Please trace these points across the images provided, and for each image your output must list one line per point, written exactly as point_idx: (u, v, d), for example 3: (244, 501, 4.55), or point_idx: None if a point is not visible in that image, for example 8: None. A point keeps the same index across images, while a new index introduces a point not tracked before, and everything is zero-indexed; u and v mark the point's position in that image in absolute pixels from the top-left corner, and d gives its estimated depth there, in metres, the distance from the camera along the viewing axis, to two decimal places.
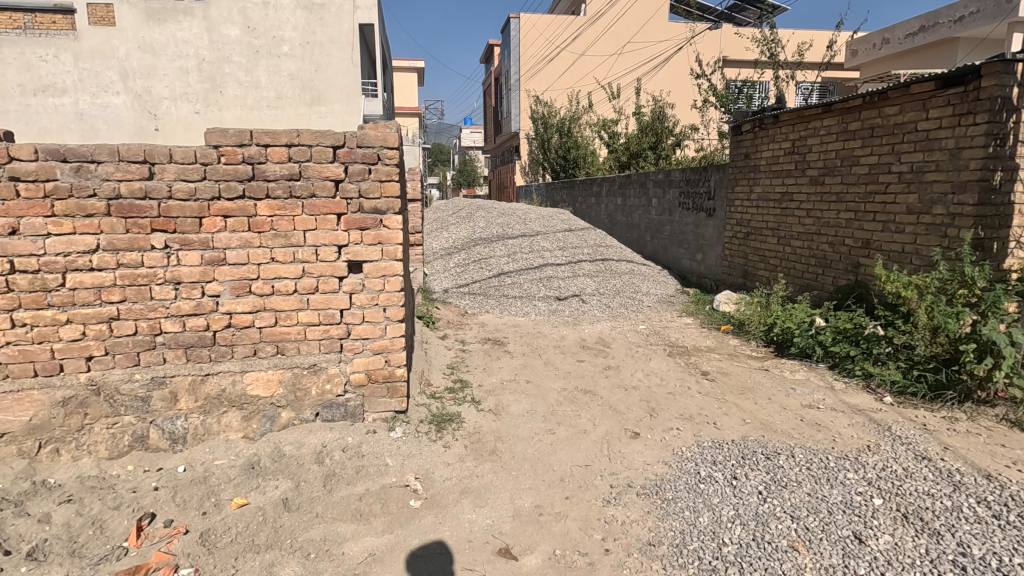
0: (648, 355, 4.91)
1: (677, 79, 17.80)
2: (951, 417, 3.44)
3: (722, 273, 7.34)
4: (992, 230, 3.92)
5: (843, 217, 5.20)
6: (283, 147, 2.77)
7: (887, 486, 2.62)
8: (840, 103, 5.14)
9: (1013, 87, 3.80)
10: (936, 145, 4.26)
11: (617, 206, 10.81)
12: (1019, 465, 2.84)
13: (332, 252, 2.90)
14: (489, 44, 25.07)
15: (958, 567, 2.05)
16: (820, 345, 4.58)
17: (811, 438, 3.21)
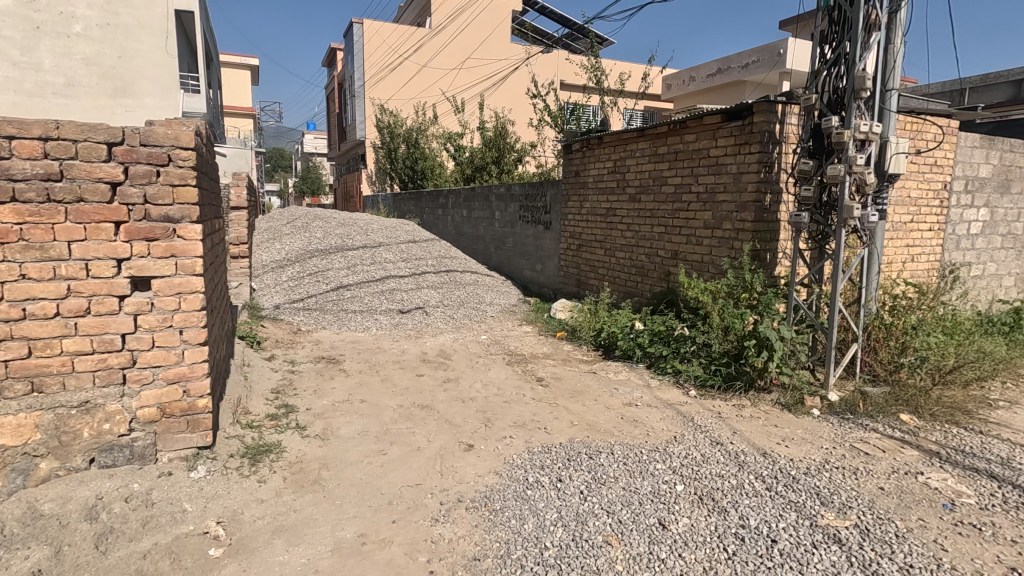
0: (487, 365, 4.98)
1: (516, 97, 18.74)
2: (739, 404, 3.98)
3: (558, 282, 7.77)
4: (766, 243, 4.65)
5: (656, 231, 5.81)
6: (36, 140, 2.29)
7: (687, 473, 2.93)
8: (651, 129, 5.76)
9: (775, 123, 4.56)
10: (723, 170, 4.94)
11: (462, 218, 10.94)
12: (786, 441, 3.37)
13: (109, 266, 2.46)
14: (330, 47, 23.98)
15: (738, 538, 2.34)
16: (639, 347, 5.03)
17: (629, 434, 3.48)
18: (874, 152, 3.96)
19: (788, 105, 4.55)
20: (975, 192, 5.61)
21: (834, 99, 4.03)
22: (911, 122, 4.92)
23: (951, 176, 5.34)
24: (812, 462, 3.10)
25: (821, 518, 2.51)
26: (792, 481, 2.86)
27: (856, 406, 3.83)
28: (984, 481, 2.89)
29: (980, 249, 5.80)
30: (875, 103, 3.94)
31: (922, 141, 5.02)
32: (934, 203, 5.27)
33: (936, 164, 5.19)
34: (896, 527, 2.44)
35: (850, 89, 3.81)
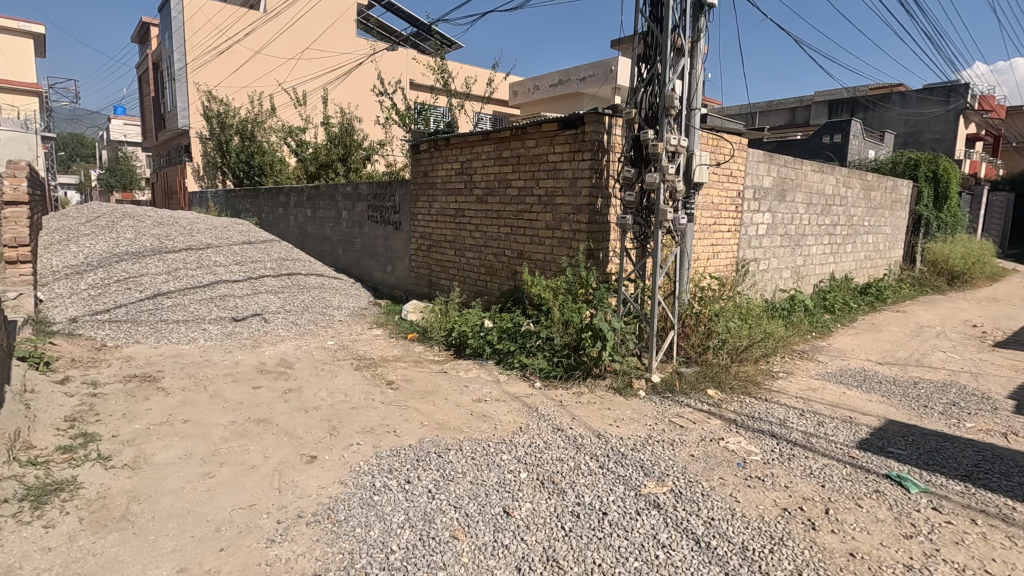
0: (333, 372, 4.74)
1: (362, 93, 18.22)
2: (579, 392, 4.30)
3: (410, 283, 7.68)
4: (599, 243, 5.08)
5: (502, 231, 6.02)
6: None
7: (531, 460, 3.09)
8: (495, 133, 5.95)
9: (604, 133, 4.98)
10: (561, 175, 5.27)
11: (306, 218, 10.29)
12: (617, 422, 3.72)
13: None
14: (141, 22, 21.00)
15: (575, 515, 2.54)
16: (489, 344, 5.17)
17: (478, 429, 3.56)
18: (682, 163, 4.55)
19: (614, 118, 5.01)
20: (760, 200, 6.70)
21: (650, 115, 4.54)
22: (712, 138, 5.73)
23: (742, 186, 6.32)
24: (638, 438, 3.46)
25: (644, 487, 2.82)
26: (621, 457, 3.17)
27: (674, 385, 4.37)
28: (768, 440, 3.47)
29: (765, 247, 6.94)
30: (682, 120, 4.52)
31: (721, 155, 5.87)
32: (731, 208, 6.19)
33: (732, 174, 6.10)
34: (702, 487, 2.83)
35: (662, 106, 4.32)
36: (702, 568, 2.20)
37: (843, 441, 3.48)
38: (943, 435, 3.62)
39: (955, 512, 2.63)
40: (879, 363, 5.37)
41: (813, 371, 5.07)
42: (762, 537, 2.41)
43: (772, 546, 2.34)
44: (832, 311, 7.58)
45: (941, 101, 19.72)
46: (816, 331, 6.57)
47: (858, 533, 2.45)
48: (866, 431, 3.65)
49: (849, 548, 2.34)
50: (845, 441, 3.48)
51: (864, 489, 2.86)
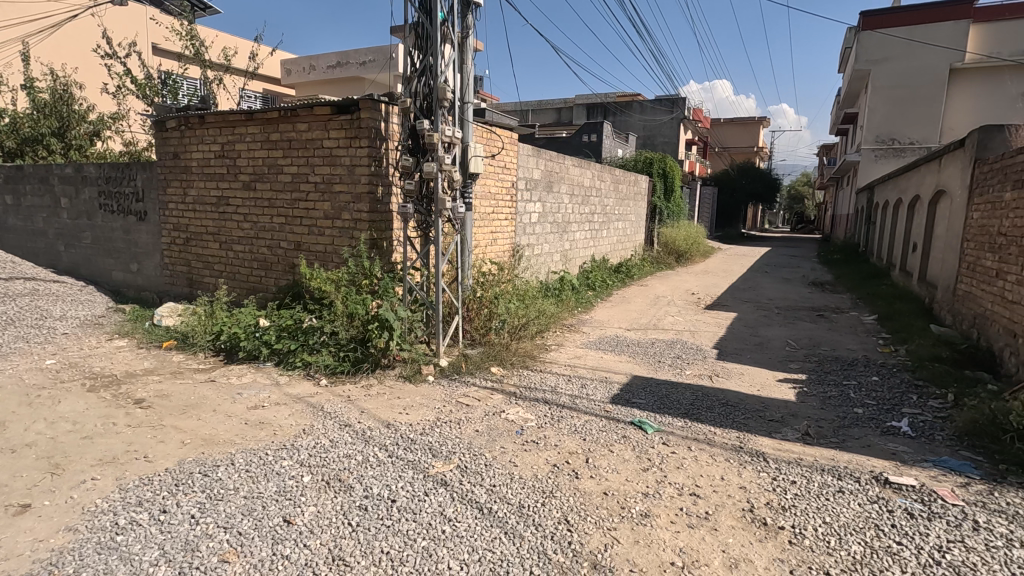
0: (55, 398, 3.83)
1: (82, 54, 14.57)
2: (368, 384, 4.23)
3: (164, 284, 6.58)
4: (382, 232, 5.00)
5: (276, 222, 5.53)
6: None
7: (315, 462, 2.95)
8: (260, 113, 5.41)
9: (381, 121, 4.88)
10: (338, 161, 5.03)
11: (3, 207, 8.03)
12: (406, 410, 3.75)
13: None
14: None
15: (362, 509, 2.51)
16: (265, 344, 4.72)
17: (253, 439, 3.25)
18: (457, 154, 4.74)
19: (390, 105, 4.94)
20: (531, 190, 7.36)
21: (424, 105, 4.61)
22: (486, 132, 6.06)
23: (515, 177, 6.85)
24: (426, 422, 3.55)
25: (432, 468, 2.91)
26: (410, 443, 3.22)
27: (460, 366, 4.59)
28: (542, 406, 3.87)
29: (537, 234, 7.66)
30: (455, 112, 4.69)
31: (494, 148, 6.26)
32: (506, 198, 6.67)
33: (505, 166, 6.55)
34: (485, 458, 3.05)
35: (436, 97, 4.43)
36: (485, 533, 2.36)
37: (601, 398, 4.06)
38: (671, 382, 4.48)
39: (677, 443, 3.29)
40: (628, 330, 6.38)
41: (578, 341, 5.80)
42: (536, 493, 2.69)
43: (543, 500, 2.63)
44: (593, 288, 8.74)
45: (667, 112, 23.99)
46: (581, 306, 7.51)
47: (609, 474, 2.90)
48: (617, 388, 4.31)
49: (603, 488, 2.75)
50: (602, 399, 4.06)
51: (615, 436, 3.39)
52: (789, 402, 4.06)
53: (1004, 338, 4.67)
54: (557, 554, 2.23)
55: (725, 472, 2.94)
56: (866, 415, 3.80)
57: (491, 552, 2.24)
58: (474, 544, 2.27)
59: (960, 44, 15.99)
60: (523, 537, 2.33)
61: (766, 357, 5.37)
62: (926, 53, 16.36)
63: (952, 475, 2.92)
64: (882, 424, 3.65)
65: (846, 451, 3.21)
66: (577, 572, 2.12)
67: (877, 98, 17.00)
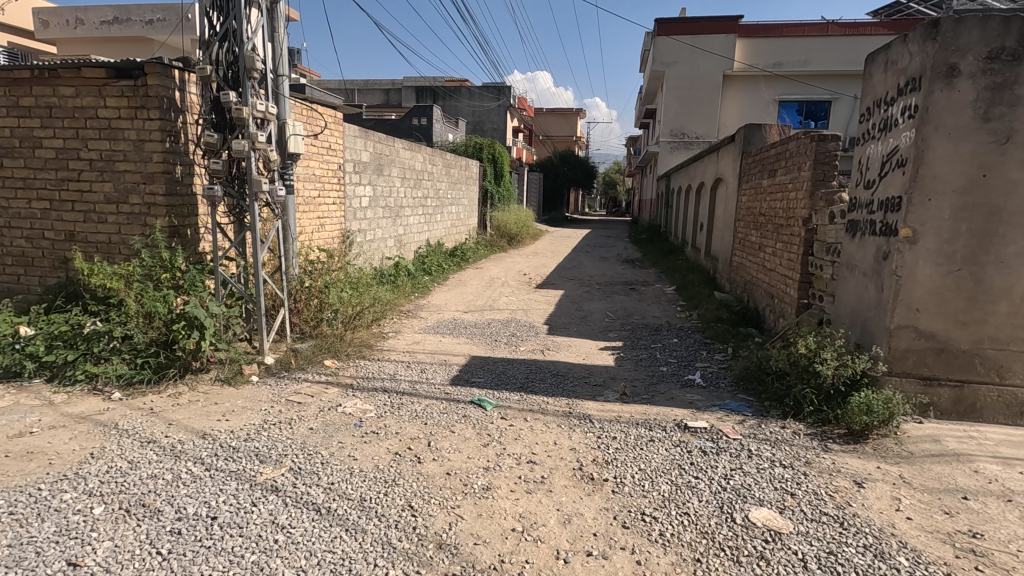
0: None
1: None
2: (176, 393, 3.70)
3: None
4: (184, 218, 4.36)
5: (36, 207, 4.51)
6: None
7: (109, 490, 2.50)
8: (3, 70, 4.33)
9: (174, 90, 4.23)
10: (119, 135, 4.24)
11: None
12: (227, 416, 3.37)
13: None
14: None
15: (174, 534, 2.20)
16: (31, 358, 3.85)
17: (17, 473, 2.64)
18: (273, 131, 4.33)
19: (186, 72, 4.30)
20: (360, 173, 7.03)
21: (229, 75, 4.11)
22: (306, 109, 5.61)
23: (342, 159, 6.48)
24: (251, 427, 3.23)
25: (260, 476, 2.66)
26: (232, 451, 2.90)
27: (289, 363, 4.26)
28: (380, 396, 3.77)
29: (368, 219, 7.37)
30: (268, 85, 4.27)
31: (315, 127, 5.83)
32: (333, 180, 6.28)
33: (330, 147, 6.16)
34: (321, 456, 2.88)
35: (242, 67, 3.97)
36: (324, 534, 2.24)
37: (440, 381, 4.08)
38: (508, 359, 4.68)
39: (514, 416, 3.46)
40: (465, 312, 6.50)
41: (416, 327, 5.74)
42: (378, 484, 2.62)
43: (386, 490, 2.57)
44: (430, 273, 8.71)
45: (494, 99, 24.66)
46: (418, 291, 7.46)
47: (451, 454, 2.94)
48: (456, 369, 4.37)
49: (445, 469, 2.78)
50: (442, 381, 4.09)
51: (456, 416, 3.44)
52: (609, 367, 4.52)
53: (766, 300, 5.72)
54: (402, 541, 2.20)
55: (557, 437, 3.17)
56: (670, 372, 4.39)
57: (332, 552, 2.13)
58: (312, 548, 2.14)
59: (728, 54, 18.98)
60: (365, 531, 2.26)
61: (589, 329, 5.88)
62: (704, 60, 19.14)
63: (733, 415, 3.52)
64: (682, 378, 4.25)
65: (655, 404, 3.68)
66: (423, 555, 2.12)
67: (670, 96, 19.42)
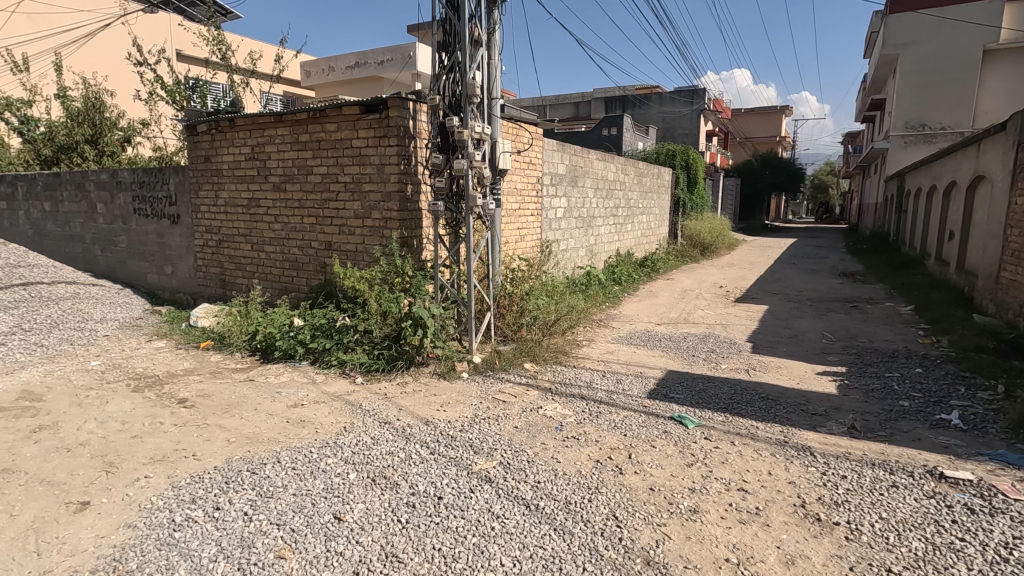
0: (103, 399, 3.94)
1: (113, 61, 14.75)
2: (402, 382, 4.26)
3: (197, 285, 6.78)
4: (412, 230, 5.01)
5: (306, 222, 5.59)
6: None
7: (359, 459, 2.98)
8: (289, 115, 5.46)
9: (409, 119, 4.89)
10: (367, 161, 5.05)
11: (42, 213, 8.26)
12: (444, 406, 3.77)
13: None
14: None
15: (410, 506, 2.52)
16: (300, 344, 4.77)
17: (295, 437, 3.30)
18: (487, 150, 4.73)
19: (418, 103, 4.95)
20: (557, 185, 7.32)
21: (453, 102, 4.61)
22: (512, 127, 6.04)
23: (541, 173, 6.81)
24: (465, 419, 3.55)
25: (475, 465, 2.92)
26: (451, 440, 3.23)
27: (494, 363, 4.59)
28: (578, 402, 3.86)
29: (563, 230, 7.62)
30: (484, 108, 4.68)
31: (520, 143, 6.23)
32: (532, 193, 6.63)
33: (531, 162, 6.53)
34: (528, 455, 3.04)
35: (465, 94, 4.42)
36: (535, 529, 2.35)
37: (638, 394, 4.02)
38: (708, 376, 4.42)
39: (719, 438, 3.24)
40: (658, 324, 6.33)
41: (609, 336, 5.75)
42: (582, 489, 2.68)
43: (590, 496, 2.61)
44: (620, 283, 8.68)
45: (687, 103, 23.61)
46: (609, 301, 7.49)
47: (654, 469, 2.87)
48: (653, 383, 4.27)
49: (648, 484, 2.72)
50: (639, 394, 4.02)
51: (656, 431, 3.35)
52: (830, 395, 3.98)
53: None
54: (608, 550, 2.21)
55: (772, 466, 2.89)
56: (914, 409, 3.69)
57: (543, 548, 2.23)
58: (525, 541, 2.27)
59: (991, 23, 15.48)
60: (573, 534, 2.32)
61: (801, 350, 5.26)
62: (955, 32, 15.80)
63: (1011, 470, 2.82)
64: (931, 417, 3.55)
65: (896, 445, 3.13)
66: (630, 568, 2.11)
67: (906, 82, 16.55)
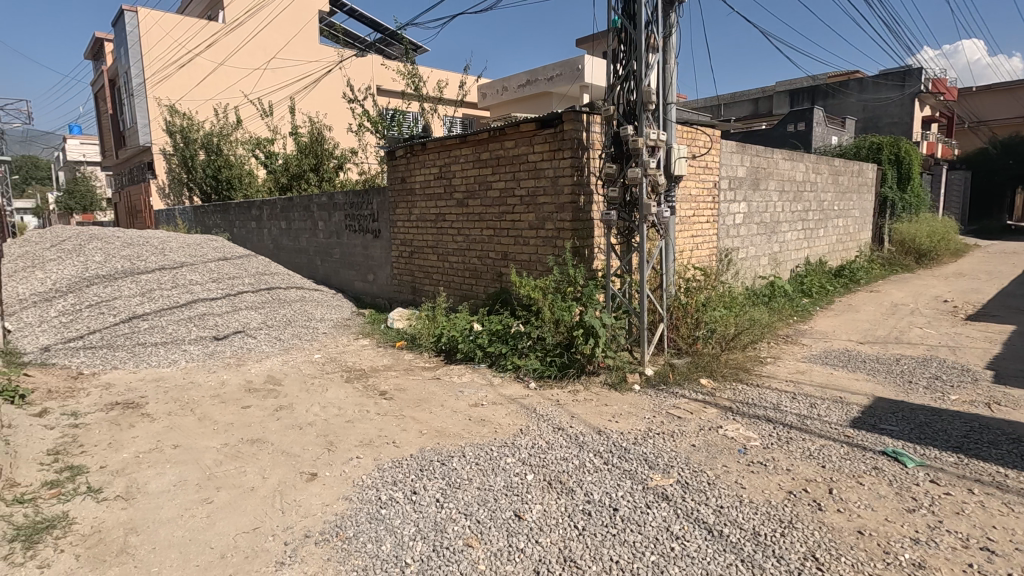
0: (323, 386, 4.67)
1: (332, 101, 17.44)
2: (574, 389, 4.32)
3: (393, 291, 7.69)
4: (584, 240, 5.09)
5: (485, 234, 6.00)
6: None
7: (535, 462, 3.09)
8: (472, 136, 5.92)
9: (583, 131, 4.98)
10: (542, 174, 5.26)
11: (280, 230, 10.09)
12: (616, 417, 3.74)
13: None
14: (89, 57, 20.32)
15: (586, 514, 2.55)
16: (479, 347, 5.13)
17: (477, 434, 3.54)
18: (662, 157, 4.61)
19: (592, 115, 5.02)
20: (736, 189, 6.82)
21: (628, 111, 4.58)
22: (688, 132, 5.81)
23: (718, 177, 6.41)
24: (639, 432, 3.48)
25: (651, 480, 2.84)
26: (625, 452, 3.19)
27: (668, 377, 4.42)
28: (765, 425, 3.53)
29: (743, 237, 7.07)
30: (659, 114, 4.57)
31: (697, 148, 5.95)
32: (709, 199, 6.28)
33: (708, 166, 6.19)
34: (708, 476, 2.86)
35: (641, 101, 4.36)
36: (718, 557, 2.21)
37: (837, 421, 3.54)
38: (931, 408, 3.73)
39: (950, 483, 2.71)
40: (860, 343, 5.53)
41: (799, 354, 5.17)
42: (773, 521, 2.44)
43: (783, 530, 2.37)
44: (810, 295, 7.76)
45: (896, 86, 20.27)
46: (798, 315, 6.74)
47: (862, 510, 2.50)
48: (857, 410, 3.73)
49: (856, 526, 2.38)
50: (838, 421, 3.55)
51: (863, 466, 2.92)
52: None
53: None
54: None
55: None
56: None
57: None
58: (707, 568, 2.14)
59: None
60: (763, 569, 2.13)
61: None
62: None
63: None
64: None
65: None
66: None
67: None
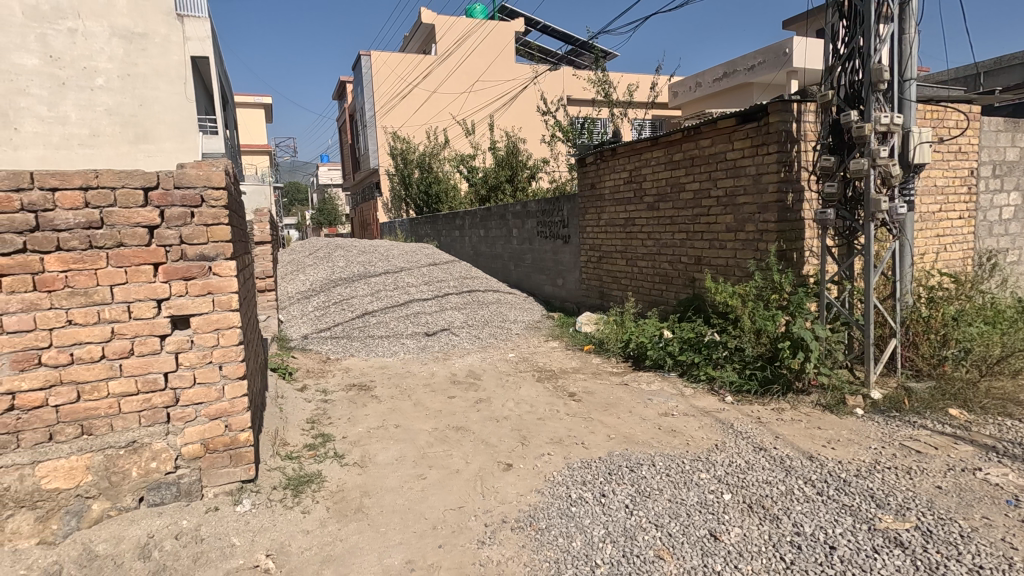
0: (517, 384, 4.97)
1: (528, 114, 18.47)
2: (778, 408, 3.91)
3: (581, 295, 7.84)
4: (791, 243, 4.58)
5: (677, 237, 5.77)
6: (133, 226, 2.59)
7: (733, 481, 2.88)
8: (664, 137, 5.77)
9: (792, 122, 4.50)
10: (742, 172, 4.89)
11: (480, 238, 11.01)
12: (833, 443, 3.28)
13: (163, 317, 2.66)
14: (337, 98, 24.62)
15: (795, 547, 2.29)
16: (670, 355, 4.96)
17: (668, 445, 3.43)
18: (897, 144, 3.93)
19: (803, 103, 4.50)
20: (1004, 176, 5.47)
21: (851, 94, 4.01)
22: (932, 110, 4.85)
23: (976, 163, 5.23)
24: (862, 464, 3.01)
25: (879, 521, 2.44)
26: (844, 484, 2.78)
27: (901, 403, 3.74)
28: None
29: (1013, 235, 5.64)
30: (893, 94, 3.90)
31: (944, 129, 4.94)
32: (961, 191, 5.15)
33: (961, 150, 5.09)
34: (960, 527, 2.35)
35: (868, 82, 3.78)
36: None
37: None
38: None
39: None
40: None
41: None
42: None
43: None
44: None
45: None
46: None
47: None
48: None
49: None
50: None
51: None
52: None
53: None
54: None
55: None
56: None
57: None
58: None
59: None
60: None
61: None
62: None
63: None
64: None
65: None
66: None
67: None
